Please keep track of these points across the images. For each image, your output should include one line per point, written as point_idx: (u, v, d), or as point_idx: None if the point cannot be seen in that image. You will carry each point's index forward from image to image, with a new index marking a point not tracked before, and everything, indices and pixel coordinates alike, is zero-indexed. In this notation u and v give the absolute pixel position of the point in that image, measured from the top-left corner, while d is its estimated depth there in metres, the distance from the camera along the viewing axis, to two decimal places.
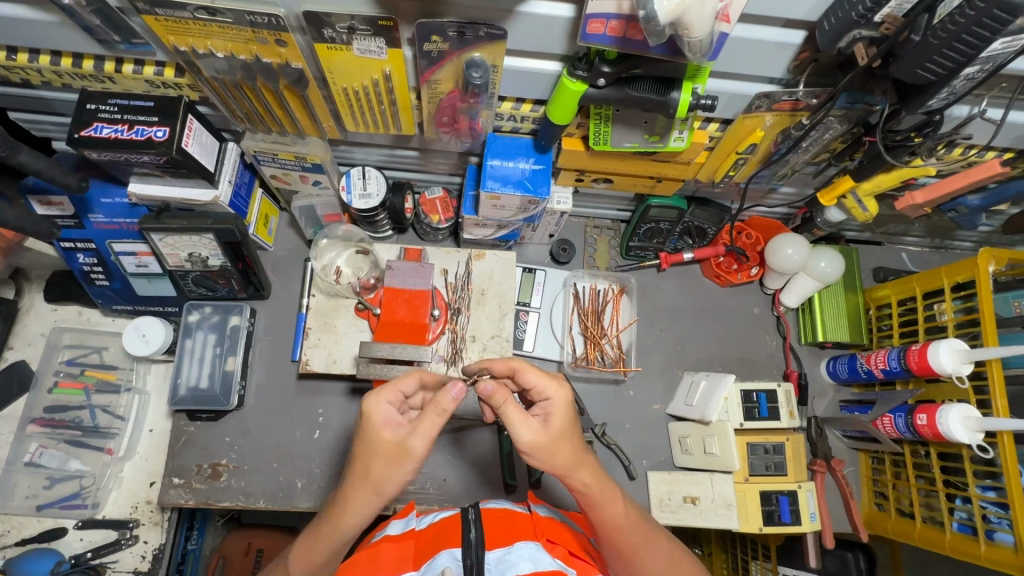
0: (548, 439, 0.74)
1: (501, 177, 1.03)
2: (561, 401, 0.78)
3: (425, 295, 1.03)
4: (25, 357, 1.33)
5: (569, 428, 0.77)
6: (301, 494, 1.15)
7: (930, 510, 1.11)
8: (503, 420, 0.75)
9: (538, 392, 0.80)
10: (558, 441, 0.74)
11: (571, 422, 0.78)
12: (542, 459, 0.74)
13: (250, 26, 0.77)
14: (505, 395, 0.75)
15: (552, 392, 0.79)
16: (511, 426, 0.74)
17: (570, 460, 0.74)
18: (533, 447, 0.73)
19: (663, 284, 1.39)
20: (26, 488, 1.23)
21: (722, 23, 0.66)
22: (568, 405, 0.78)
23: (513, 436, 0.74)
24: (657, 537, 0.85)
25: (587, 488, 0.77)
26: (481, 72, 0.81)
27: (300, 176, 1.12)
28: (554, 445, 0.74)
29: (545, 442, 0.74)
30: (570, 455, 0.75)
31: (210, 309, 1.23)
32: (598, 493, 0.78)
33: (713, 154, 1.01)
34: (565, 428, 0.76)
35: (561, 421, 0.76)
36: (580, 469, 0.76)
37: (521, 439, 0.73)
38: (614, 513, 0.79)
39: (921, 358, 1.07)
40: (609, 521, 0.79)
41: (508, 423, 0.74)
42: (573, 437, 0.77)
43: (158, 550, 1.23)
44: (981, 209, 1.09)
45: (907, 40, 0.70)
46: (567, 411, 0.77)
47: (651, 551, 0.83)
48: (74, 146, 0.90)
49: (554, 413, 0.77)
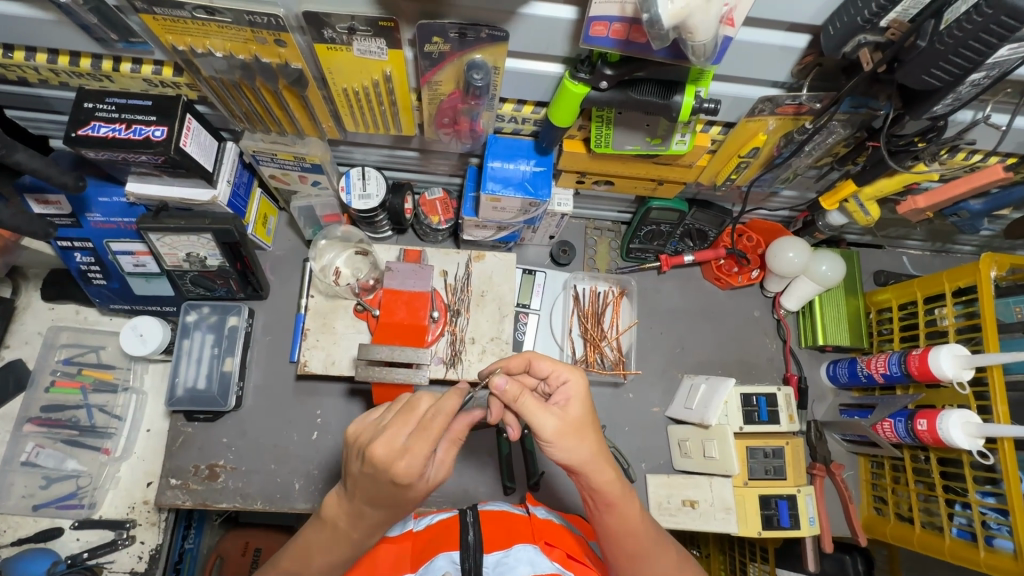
0: (570, 426, 0.75)
1: (501, 178, 1.02)
2: (577, 384, 0.80)
3: (424, 297, 1.02)
4: (21, 356, 1.32)
5: (587, 416, 0.78)
6: (299, 496, 1.15)
7: (928, 515, 1.11)
8: (522, 412, 0.75)
9: (556, 377, 0.81)
10: (579, 426, 0.76)
11: (588, 409, 0.78)
12: (567, 448, 0.75)
13: (249, 26, 0.76)
14: (522, 389, 0.74)
15: (568, 375, 0.80)
16: (532, 418, 0.74)
17: (593, 451, 0.76)
18: (557, 434, 0.74)
19: (663, 286, 1.38)
20: (22, 487, 1.22)
21: (726, 27, 0.65)
22: (584, 389, 0.79)
23: (536, 427, 0.75)
24: (667, 545, 0.85)
25: (608, 482, 0.77)
26: (483, 74, 0.80)
27: (298, 177, 1.11)
28: (576, 432, 0.75)
29: (567, 429, 0.75)
30: (591, 443, 0.76)
31: (208, 309, 1.23)
32: (619, 487, 0.79)
33: (715, 157, 1.01)
34: (583, 414, 0.77)
35: (579, 407, 0.77)
36: (600, 463, 0.77)
37: (544, 428, 0.74)
38: (632, 512, 0.80)
39: (921, 363, 1.07)
40: (625, 520, 0.80)
41: (527, 414, 0.74)
42: (592, 426, 0.78)
43: (155, 550, 1.22)
44: (982, 215, 1.08)
45: (913, 46, 0.69)
46: (584, 394, 0.79)
47: (660, 552, 0.83)
48: (71, 145, 0.89)
49: (572, 401, 0.78)
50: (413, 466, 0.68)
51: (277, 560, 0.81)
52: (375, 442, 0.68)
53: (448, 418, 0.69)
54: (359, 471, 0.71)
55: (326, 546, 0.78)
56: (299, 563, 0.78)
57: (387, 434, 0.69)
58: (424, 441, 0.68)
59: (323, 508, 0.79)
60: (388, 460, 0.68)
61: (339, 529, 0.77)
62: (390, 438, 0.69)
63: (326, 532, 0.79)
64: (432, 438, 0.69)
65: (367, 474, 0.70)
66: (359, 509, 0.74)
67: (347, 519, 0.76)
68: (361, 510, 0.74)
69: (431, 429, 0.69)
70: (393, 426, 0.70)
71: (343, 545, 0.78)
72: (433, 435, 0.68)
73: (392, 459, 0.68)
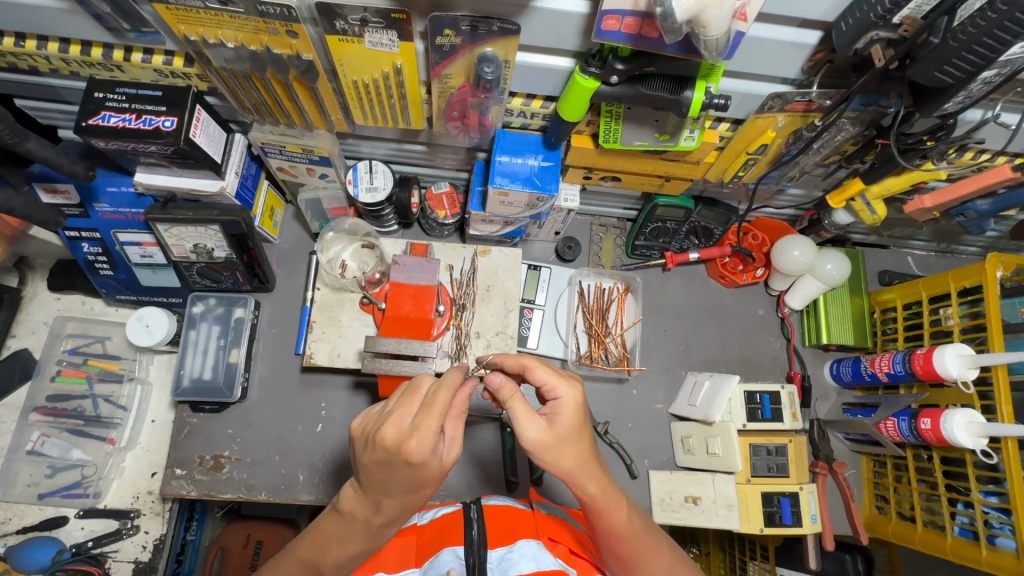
0: (554, 440, 0.73)
1: (509, 173, 1.03)
2: (570, 401, 0.77)
3: (431, 291, 1.04)
4: (27, 346, 1.32)
5: (575, 433, 0.76)
6: (303, 488, 1.15)
7: (931, 514, 1.11)
8: (509, 415, 0.74)
9: (548, 389, 0.78)
10: (563, 441, 0.74)
11: (579, 424, 0.77)
12: (546, 458, 0.74)
13: (260, 16, 0.76)
14: (513, 391, 0.74)
15: (562, 391, 0.77)
16: (517, 425, 0.73)
17: (576, 463, 0.74)
18: (538, 446, 0.73)
19: (668, 284, 1.38)
20: (28, 476, 1.23)
21: (739, 22, 0.65)
22: (577, 405, 0.77)
23: (518, 434, 0.73)
24: (654, 551, 0.84)
25: (591, 495, 0.76)
26: (493, 67, 0.80)
27: (306, 169, 1.12)
28: (560, 447, 0.74)
29: (550, 442, 0.73)
30: (575, 458, 0.75)
31: (214, 301, 1.23)
32: (604, 500, 0.77)
33: (723, 154, 1.01)
34: (572, 429, 0.75)
35: (567, 423, 0.75)
36: (586, 476, 0.76)
37: (526, 436, 0.72)
38: (620, 524, 0.79)
39: (925, 363, 1.07)
40: (613, 528, 0.79)
41: (514, 419, 0.74)
42: (580, 443, 0.76)
43: (159, 540, 1.23)
44: (989, 215, 1.07)
45: (926, 43, 0.70)
46: (575, 411, 0.76)
47: (651, 558, 0.83)
48: (82, 134, 0.89)
49: (561, 415, 0.76)
50: (424, 444, 0.66)
51: (293, 548, 0.80)
52: (384, 424, 0.68)
53: (452, 393, 0.68)
54: (371, 461, 0.70)
55: (344, 536, 0.76)
56: (316, 554, 0.78)
57: (394, 415, 0.69)
58: (430, 418, 0.67)
59: (339, 500, 0.77)
60: (399, 442, 0.67)
61: (358, 521, 0.75)
62: (399, 419, 0.68)
63: (347, 521, 0.76)
64: (438, 413, 0.68)
65: (380, 461, 0.69)
66: (378, 500, 0.72)
67: (368, 508, 0.74)
68: (379, 500, 0.72)
69: (435, 405, 0.68)
70: (400, 408, 0.70)
71: (360, 535, 0.76)
72: (439, 412, 0.67)
73: (399, 440, 0.67)
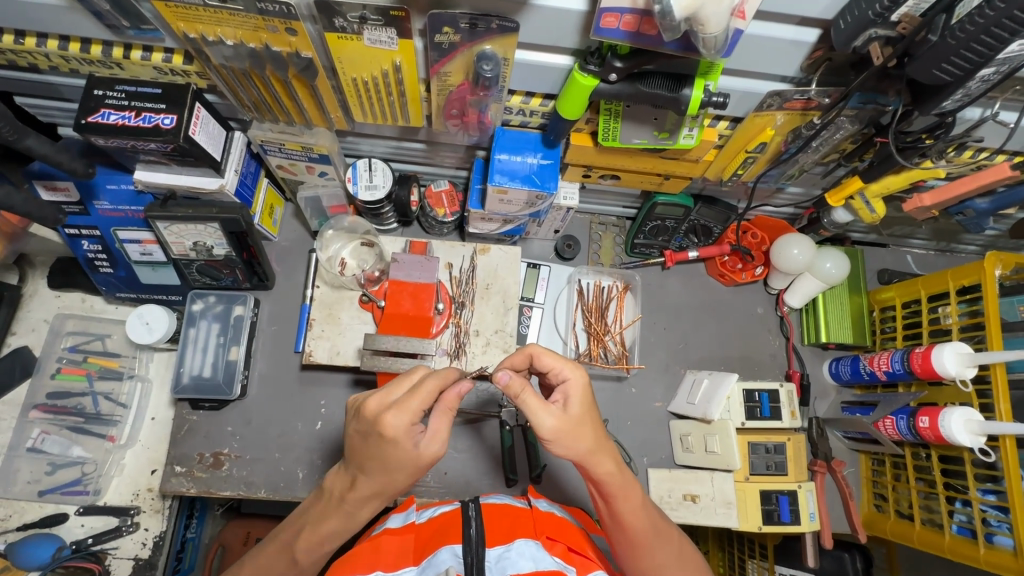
0: (570, 425, 0.75)
1: (508, 171, 1.03)
2: (577, 382, 0.78)
3: (430, 288, 1.03)
4: (27, 343, 1.33)
5: (588, 414, 0.77)
6: (302, 485, 1.15)
7: (929, 512, 1.12)
8: (524, 410, 0.74)
9: (555, 374, 0.80)
10: (578, 426, 0.76)
11: (588, 405, 0.78)
12: (566, 445, 0.75)
13: (260, 14, 0.76)
14: (524, 385, 0.74)
15: (569, 374, 0.79)
16: (531, 416, 0.74)
17: (592, 446, 0.76)
18: (556, 433, 0.74)
19: (667, 283, 1.38)
20: (28, 473, 1.23)
21: (737, 20, 0.66)
22: (584, 387, 0.78)
23: (535, 424, 0.75)
24: (667, 536, 0.85)
25: (608, 474, 0.79)
26: (492, 65, 0.81)
27: (305, 167, 1.12)
28: (576, 431, 0.75)
29: (567, 428, 0.75)
30: (591, 440, 0.77)
31: (213, 299, 1.23)
32: (620, 479, 0.80)
33: (722, 152, 1.01)
34: (584, 411, 0.77)
35: (579, 407, 0.76)
36: (602, 455, 0.78)
37: (543, 426, 0.74)
38: (635, 502, 0.81)
39: (923, 361, 1.07)
40: (628, 509, 0.81)
41: (528, 411, 0.74)
42: (593, 424, 0.78)
43: (159, 537, 1.24)
44: (988, 213, 1.07)
45: (924, 40, 0.70)
46: (584, 394, 0.77)
47: (662, 544, 0.83)
48: (81, 132, 0.89)
49: (572, 398, 0.77)
50: (398, 419, 0.69)
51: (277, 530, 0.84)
52: (370, 397, 0.72)
53: (438, 380, 0.72)
54: (355, 431, 0.74)
55: (320, 513, 0.80)
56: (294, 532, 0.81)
57: (382, 391, 0.73)
58: (412, 399, 0.71)
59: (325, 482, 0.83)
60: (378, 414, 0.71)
61: (335, 499, 0.79)
62: (385, 395, 0.72)
63: (326, 501, 0.81)
64: (421, 397, 0.71)
65: (361, 432, 0.73)
66: (356, 479, 0.76)
67: (344, 486, 0.78)
68: (356, 479, 0.76)
69: (422, 389, 0.71)
70: (390, 386, 0.74)
71: (334, 514, 0.78)
72: (420, 394, 0.70)
73: (380, 412, 0.71)
